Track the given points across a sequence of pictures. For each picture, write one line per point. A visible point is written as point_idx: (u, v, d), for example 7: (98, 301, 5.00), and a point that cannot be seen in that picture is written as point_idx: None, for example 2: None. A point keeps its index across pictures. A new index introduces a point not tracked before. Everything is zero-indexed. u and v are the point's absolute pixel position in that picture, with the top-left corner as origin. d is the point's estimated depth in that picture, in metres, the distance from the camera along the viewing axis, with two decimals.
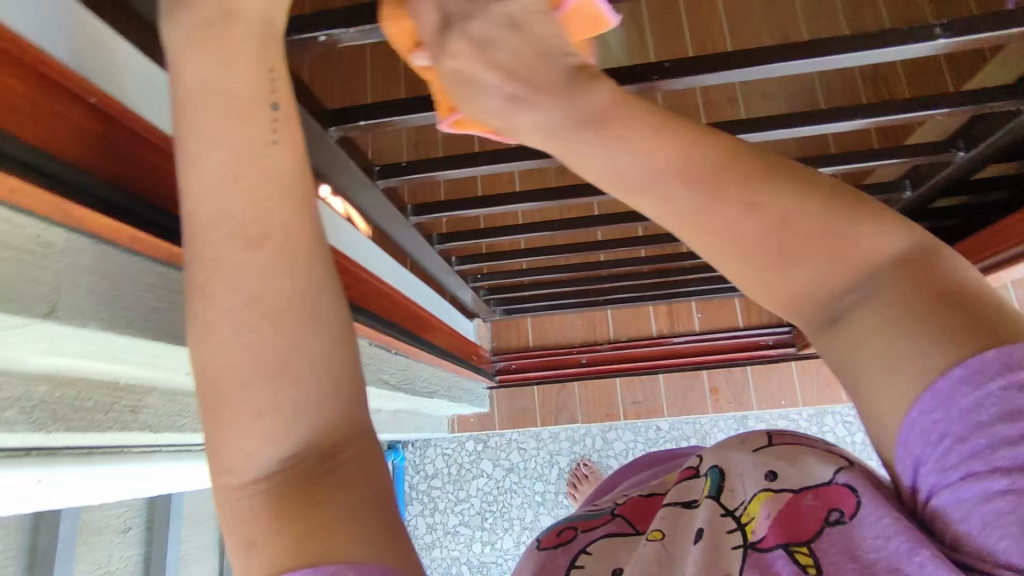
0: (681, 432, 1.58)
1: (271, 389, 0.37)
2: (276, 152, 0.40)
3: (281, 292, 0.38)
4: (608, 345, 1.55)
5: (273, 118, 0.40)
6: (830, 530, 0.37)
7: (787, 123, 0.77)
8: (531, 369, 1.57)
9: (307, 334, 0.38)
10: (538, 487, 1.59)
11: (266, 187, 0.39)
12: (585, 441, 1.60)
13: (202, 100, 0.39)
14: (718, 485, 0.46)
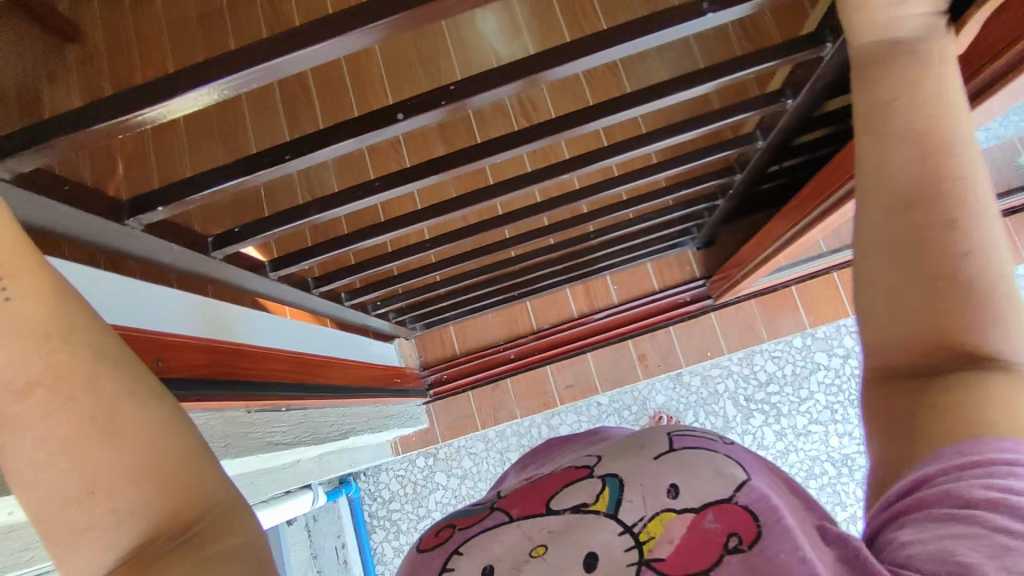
0: (621, 403, 1.61)
1: (93, 508, 0.34)
2: (16, 310, 0.37)
3: (74, 422, 0.35)
4: (531, 336, 1.57)
5: (0, 279, 0.37)
6: (728, 556, 0.44)
7: (612, 110, 0.77)
8: (462, 375, 1.57)
9: (115, 438, 0.35)
10: (495, 487, 1.60)
11: (12, 346, 0.36)
12: (531, 432, 1.61)
13: None
14: (617, 496, 0.51)
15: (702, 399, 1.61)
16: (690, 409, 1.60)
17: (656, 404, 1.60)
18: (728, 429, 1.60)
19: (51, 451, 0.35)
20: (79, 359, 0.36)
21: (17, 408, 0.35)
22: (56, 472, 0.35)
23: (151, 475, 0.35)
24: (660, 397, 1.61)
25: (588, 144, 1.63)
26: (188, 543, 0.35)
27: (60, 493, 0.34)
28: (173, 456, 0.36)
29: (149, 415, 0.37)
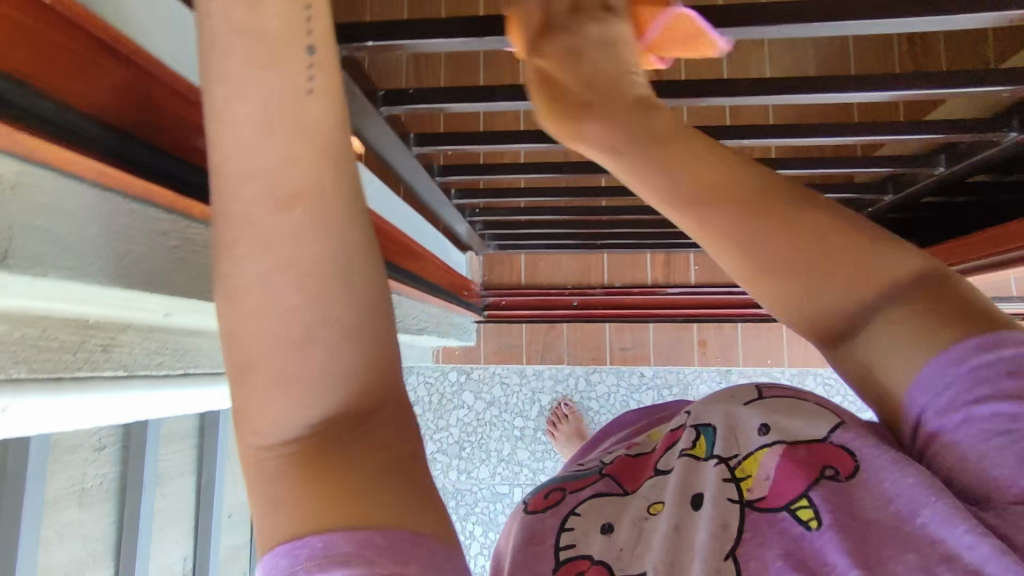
0: (664, 380, 1.57)
1: (302, 360, 0.32)
2: (311, 107, 0.32)
3: (315, 260, 0.32)
4: (600, 290, 1.52)
5: (308, 61, 0.32)
6: (826, 484, 0.40)
7: (836, 88, 0.70)
8: (520, 307, 1.55)
9: (341, 295, 0.33)
10: (517, 422, 1.61)
11: (296, 149, 0.31)
12: (568, 381, 1.60)
13: (218, 36, 0.30)
14: (713, 440, 0.47)
15: None
16: None
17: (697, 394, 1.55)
18: None
19: (297, 279, 0.32)
20: (334, 194, 0.33)
21: (278, 218, 0.31)
22: (289, 304, 0.32)
23: (356, 348, 0.34)
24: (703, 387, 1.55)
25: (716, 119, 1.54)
26: (360, 433, 0.34)
27: (292, 327, 0.32)
28: (375, 335, 0.35)
29: (370, 284, 0.34)
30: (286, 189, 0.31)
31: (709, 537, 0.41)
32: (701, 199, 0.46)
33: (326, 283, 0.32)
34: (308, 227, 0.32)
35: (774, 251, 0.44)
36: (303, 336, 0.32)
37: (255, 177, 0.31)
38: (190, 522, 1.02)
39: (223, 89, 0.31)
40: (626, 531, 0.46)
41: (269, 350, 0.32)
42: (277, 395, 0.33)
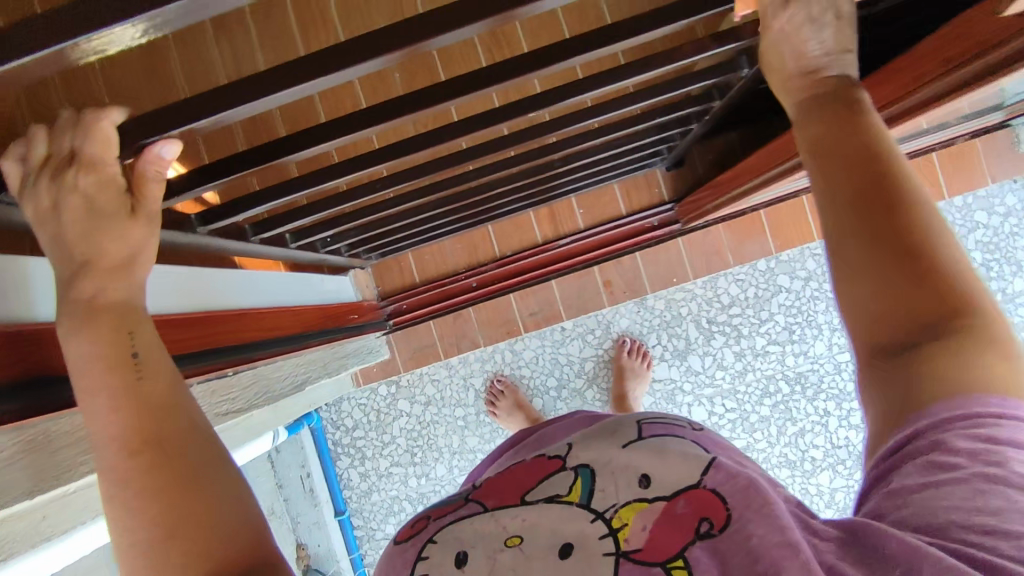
0: (586, 326, 1.61)
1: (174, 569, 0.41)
2: (145, 385, 0.44)
3: (166, 488, 0.42)
4: (494, 263, 1.50)
5: (135, 359, 0.44)
6: (698, 540, 0.50)
7: (600, 46, 0.65)
8: (423, 304, 1.52)
9: (208, 508, 0.43)
10: (458, 413, 1.61)
11: (139, 415, 0.44)
12: (496, 357, 1.60)
13: (79, 365, 0.44)
14: (589, 486, 0.57)
15: (667, 322, 1.61)
16: (651, 333, 1.61)
17: (621, 328, 1.61)
18: (689, 350, 1.61)
19: (140, 508, 0.42)
20: (178, 438, 0.44)
21: (129, 461, 0.43)
22: (157, 531, 0.42)
23: (202, 526, 0.42)
24: (625, 320, 1.61)
25: (564, 77, 1.47)
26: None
27: (147, 549, 0.41)
28: (222, 508, 0.43)
29: (215, 472, 0.44)
30: (132, 439, 0.43)
31: None
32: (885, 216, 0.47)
33: (171, 498, 0.42)
34: (135, 465, 0.43)
35: (870, 289, 0.47)
36: (162, 535, 0.42)
37: (108, 442, 0.43)
38: None
39: (93, 359, 0.43)
40: (482, 560, 0.54)
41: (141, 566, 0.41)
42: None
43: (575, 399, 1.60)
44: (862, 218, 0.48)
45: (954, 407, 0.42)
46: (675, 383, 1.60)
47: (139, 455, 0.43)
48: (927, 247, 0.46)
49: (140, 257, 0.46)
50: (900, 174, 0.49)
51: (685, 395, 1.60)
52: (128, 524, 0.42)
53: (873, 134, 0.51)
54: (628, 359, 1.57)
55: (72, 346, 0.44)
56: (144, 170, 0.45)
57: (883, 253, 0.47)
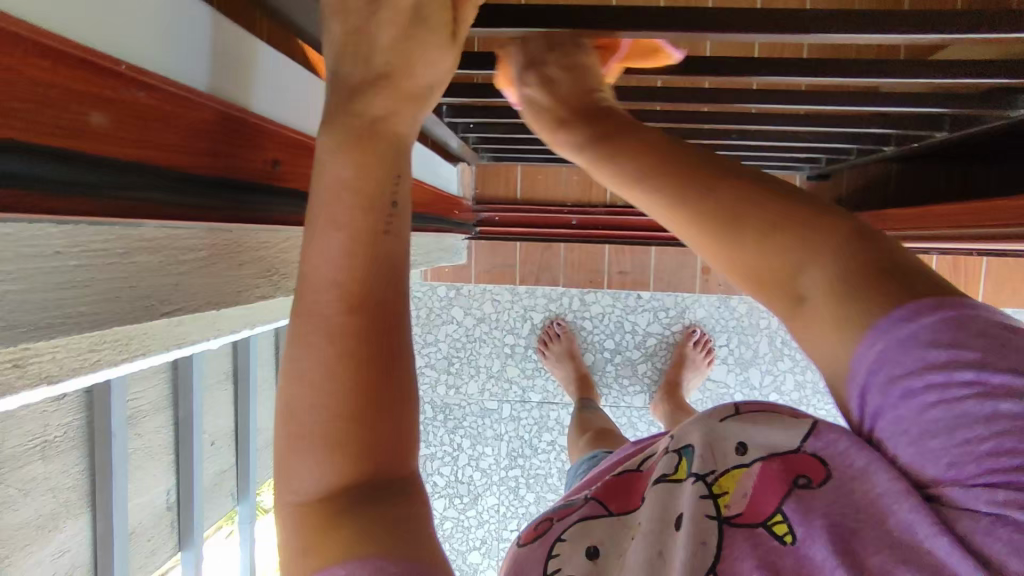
0: (662, 302, 1.55)
1: (337, 437, 0.41)
2: (387, 242, 0.41)
3: (363, 357, 0.41)
4: (603, 208, 1.42)
5: (389, 212, 0.40)
6: (808, 501, 0.38)
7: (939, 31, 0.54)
8: (515, 224, 1.44)
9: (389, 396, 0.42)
10: (508, 339, 1.57)
11: (371, 272, 0.40)
12: (563, 300, 1.54)
13: (331, 188, 0.39)
14: (695, 459, 0.44)
15: (742, 327, 1.56)
16: (723, 333, 1.56)
17: (695, 317, 1.55)
18: (752, 362, 1.56)
19: (329, 365, 0.40)
20: (391, 312, 0.42)
21: (339, 317, 0.40)
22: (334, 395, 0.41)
23: (372, 421, 0.41)
24: (702, 311, 1.55)
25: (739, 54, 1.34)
26: (379, 474, 0.41)
27: (317, 406, 0.41)
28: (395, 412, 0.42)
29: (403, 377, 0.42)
30: (352, 299, 0.40)
31: (687, 556, 0.39)
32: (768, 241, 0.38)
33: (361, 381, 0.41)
34: (348, 324, 0.40)
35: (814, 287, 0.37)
36: (335, 407, 0.41)
37: (328, 286, 0.40)
38: (171, 456, 1.00)
39: (350, 189, 0.39)
40: (616, 561, 0.44)
41: (307, 414, 0.41)
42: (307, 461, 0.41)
43: (625, 368, 1.56)
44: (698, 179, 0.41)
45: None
46: (727, 389, 1.56)
47: (349, 318, 0.40)
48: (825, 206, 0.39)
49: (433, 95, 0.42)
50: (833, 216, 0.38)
51: (732, 403, 1.57)
52: (310, 371, 0.40)
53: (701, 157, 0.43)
54: (693, 349, 1.51)
55: (335, 164, 0.39)
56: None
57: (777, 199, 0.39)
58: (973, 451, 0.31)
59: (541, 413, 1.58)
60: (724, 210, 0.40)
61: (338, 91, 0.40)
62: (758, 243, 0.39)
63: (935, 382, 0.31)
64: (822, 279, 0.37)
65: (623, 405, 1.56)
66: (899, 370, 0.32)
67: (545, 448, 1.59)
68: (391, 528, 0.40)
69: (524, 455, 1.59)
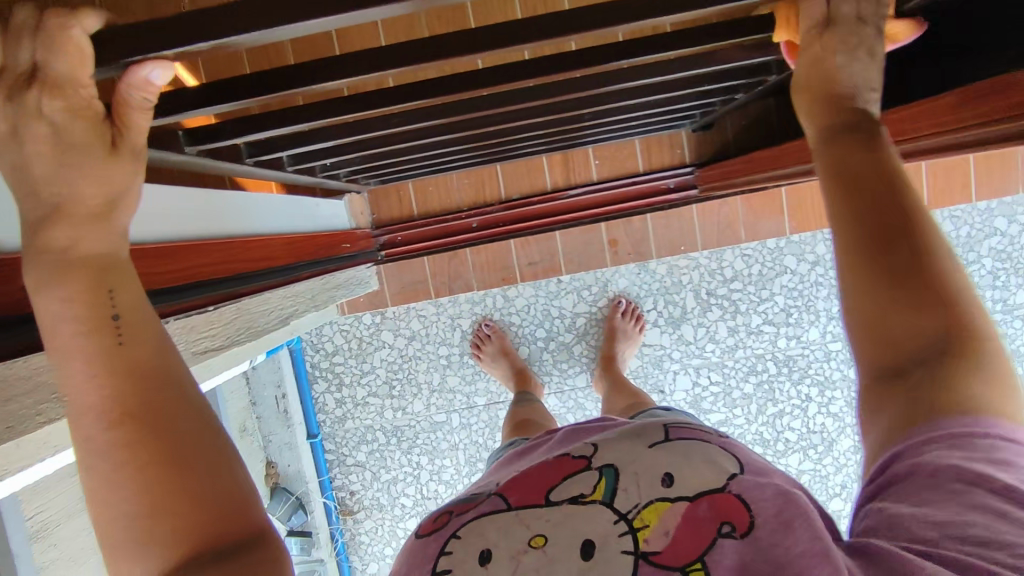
0: (583, 281, 1.56)
1: (150, 528, 0.37)
2: (129, 350, 0.39)
3: (144, 448, 0.38)
4: (499, 206, 1.43)
5: (116, 325, 0.39)
6: (721, 541, 0.47)
7: None
8: (417, 240, 1.45)
9: (193, 466, 0.39)
10: (442, 351, 1.57)
11: (120, 383, 0.39)
12: (486, 301, 1.55)
13: (50, 322, 0.39)
14: (613, 486, 0.53)
15: (665, 288, 1.57)
16: (648, 298, 1.57)
17: (618, 288, 1.56)
18: (684, 319, 1.58)
19: (119, 479, 0.37)
20: (165, 395, 0.39)
21: (107, 434, 0.38)
22: (129, 490, 0.37)
23: (202, 499, 0.38)
24: (623, 281, 1.56)
25: (604, 41, 1.39)
26: (215, 547, 0.38)
27: (130, 522, 0.37)
28: (216, 481, 0.39)
29: (211, 445, 0.40)
30: (110, 409, 0.38)
31: None
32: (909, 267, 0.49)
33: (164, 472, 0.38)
34: (117, 434, 0.38)
35: (893, 313, 0.48)
36: (146, 513, 0.37)
37: (86, 412, 0.38)
38: (100, 555, 0.99)
39: (69, 319, 0.38)
40: (506, 563, 0.50)
41: (120, 537, 0.37)
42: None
43: (561, 352, 1.57)
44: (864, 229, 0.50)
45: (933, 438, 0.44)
46: (664, 350, 1.58)
47: (119, 429, 0.38)
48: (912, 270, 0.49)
49: (121, 203, 0.42)
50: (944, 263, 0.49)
51: (672, 362, 1.58)
52: (105, 498, 0.38)
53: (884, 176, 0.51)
54: (622, 320, 1.53)
55: (46, 305, 0.39)
56: (129, 97, 0.39)
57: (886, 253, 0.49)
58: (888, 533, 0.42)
59: (490, 415, 1.59)
60: (891, 240, 0.49)
61: (25, 232, 0.39)
62: (883, 254, 0.49)
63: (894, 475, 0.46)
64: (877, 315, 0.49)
65: (568, 388, 1.58)
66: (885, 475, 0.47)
67: (502, 447, 1.59)
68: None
69: (483, 458, 1.59)
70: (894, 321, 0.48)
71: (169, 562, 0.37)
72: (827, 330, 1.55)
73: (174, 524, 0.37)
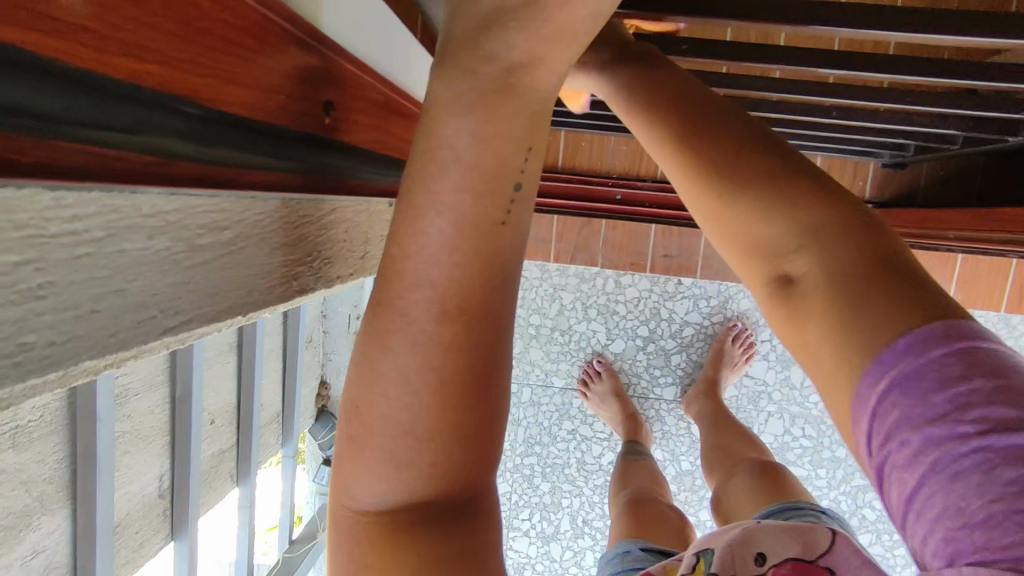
0: (703, 290, 1.43)
1: (415, 453, 0.33)
2: (503, 235, 0.31)
3: (458, 367, 0.32)
4: (650, 184, 1.27)
5: (514, 198, 0.31)
6: None
7: None
8: (552, 196, 1.29)
9: (479, 404, 0.34)
10: (533, 320, 1.45)
11: (471, 274, 0.31)
12: (595, 282, 1.42)
13: (444, 160, 0.30)
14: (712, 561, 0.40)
15: None
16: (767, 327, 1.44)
17: (738, 308, 1.43)
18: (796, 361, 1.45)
19: (418, 379, 0.32)
20: (493, 314, 0.33)
21: (438, 325, 0.32)
22: (418, 406, 0.33)
23: (470, 442, 0.34)
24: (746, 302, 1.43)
25: (819, 44, 1.25)
26: (449, 496, 0.35)
27: (402, 430, 0.33)
28: (482, 440, 0.35)
29: (502, 390, 0.35)
30: (449, 303, 0.31)
31: None
32: (745, 190, 0.38)
33: (466, 394, 0.33)
34: (448, 331, 0.32)
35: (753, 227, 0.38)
36: (420, 435, 0.33)
37: (427, 288, 0.31)
38: (165, 436, 0.88)
39: (468, 167, 0.30)
40: None
41: (383, 431, 0.33)
42: (374, 483, 0.35)
43: (658, 357, 1.45)
44: (716, 142, 0.39)
45: (940, 335, 0.28)
46: (765, 387, 1.46)
47: (445, 328, 0.32)
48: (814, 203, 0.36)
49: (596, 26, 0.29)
50: (809, 185, 0.37)
51: (769, 403, 1.46)
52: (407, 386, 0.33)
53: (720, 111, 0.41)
54: (731, 345, 1.39)
55: (447, 128, 0.29)
56: None
57: (779, 174, 0.38)
58: (970, 506, 0.25)
59: (562, 400, 1.47)
60: (742, 167, 0.38)
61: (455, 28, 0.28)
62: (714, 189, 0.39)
63: (946, 423, 0.26)
64: (805, 259, 0.35)
65: (652, 397, 1.45)
66: (924, 398, 0.27)
67: (565, 437, 1.48)
68: (466, 554, 0.34)
69: (542, 443, 1.49)
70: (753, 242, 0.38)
71: (408, 491, 0.34)
72: None
73: (436, 459, 0.34)
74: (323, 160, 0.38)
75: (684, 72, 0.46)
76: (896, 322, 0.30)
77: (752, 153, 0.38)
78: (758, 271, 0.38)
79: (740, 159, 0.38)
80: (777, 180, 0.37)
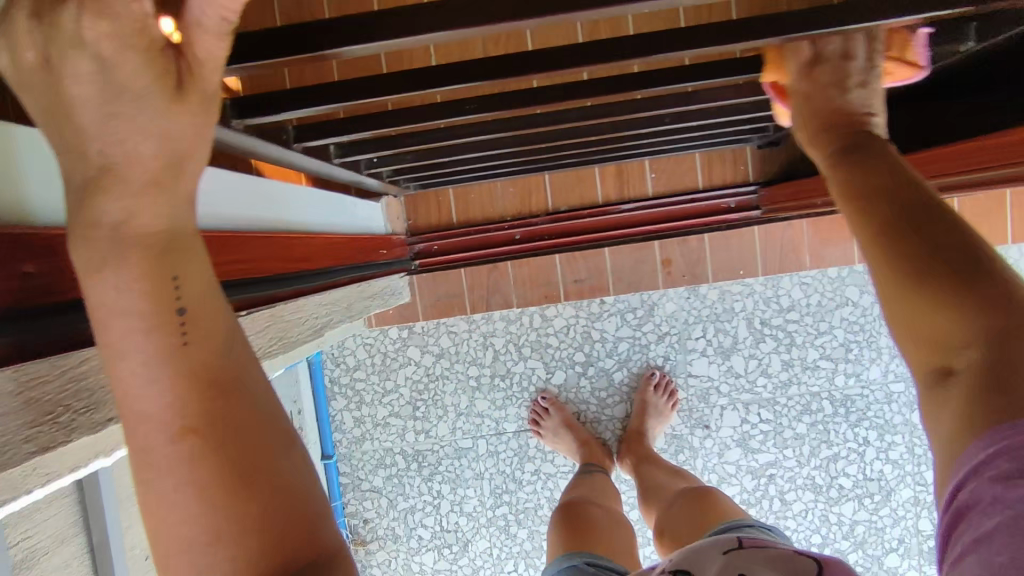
0: (627, 303, 1.44)
1: (214, 551, 0.35)
2: (194, 351, 0.36)
3: (213, 468, 0.35)
4: (544, 218, 1.31)
5: (180, 321, 0.36)
6: None
7: None
8: (453, 250, 1.32)
9: (243, 495, 0.35)
10: (471, 372, 1.45)
11: (184, 391, 0.35)
12: (521, 320, 1.43)
13: (101, 318, 0.35)
14: None
15: (717, 315, 1.44)
16: (697, 324, 1.45)
17: (665, 312, 1.44)
18: (734, 350, 1.45)
19: (181, 494, 0.35)
20: (232, 406, 0.36)
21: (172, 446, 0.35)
22: (191, 515, 0.35)
23: (278, 524, 0.36)
24: (671, 305, 1.44)
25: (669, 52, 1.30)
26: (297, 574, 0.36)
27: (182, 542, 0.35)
28: (291, 515, 0.37)
29: (279, 458, 0.37)
30: (178, 421, 0.35)
31: None
32: (933, 278, 0.43)
33: (232, 485, 0.35)
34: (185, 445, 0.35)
35: (931, 321, 0.42)
36: (208, 538, 0.35)
37: (149, 420, 0.35)
38: None
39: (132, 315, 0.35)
40: None
41: (174, 551, 0.35)
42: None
43: (600, 379, 1.46)
44: (916, 240, 0.45)
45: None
46: (711, 382, 1.46)
47: (187, 442, 0.35)
48: (1004, 273, 0.43)
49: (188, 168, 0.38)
50: (980, 254, 0.44)
51: (719, 396, 1.47)
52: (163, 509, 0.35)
53: (928, 197, 0.48)
54: (653, 394, 1.41)
55: (98, 285, 0.35)
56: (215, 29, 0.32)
57: (936, 235, 0.45)
58: None
59: (519, 443, 1.46)
60: (922, 250, 0.44)
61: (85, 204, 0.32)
62: (923, 252, 0.44)
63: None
64: (975, 351, 0.40)
65: (605, 418, 1.46)
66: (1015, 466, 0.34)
67: (530, 479, 1.47)
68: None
69: (509, 490, 1.47)
70: (932, 329, 0.43)
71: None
72: (888, 368, 1.44)
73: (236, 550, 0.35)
74: (76, 323, 0.41)
75: (894, 156, 0.53)
76: (1006, 414, 0.36)
77: (944, 239, 0.44)
78: (929, 363, 0.43)
79: (925, 246, 0.44)
80: (966, 257, 0.43)
